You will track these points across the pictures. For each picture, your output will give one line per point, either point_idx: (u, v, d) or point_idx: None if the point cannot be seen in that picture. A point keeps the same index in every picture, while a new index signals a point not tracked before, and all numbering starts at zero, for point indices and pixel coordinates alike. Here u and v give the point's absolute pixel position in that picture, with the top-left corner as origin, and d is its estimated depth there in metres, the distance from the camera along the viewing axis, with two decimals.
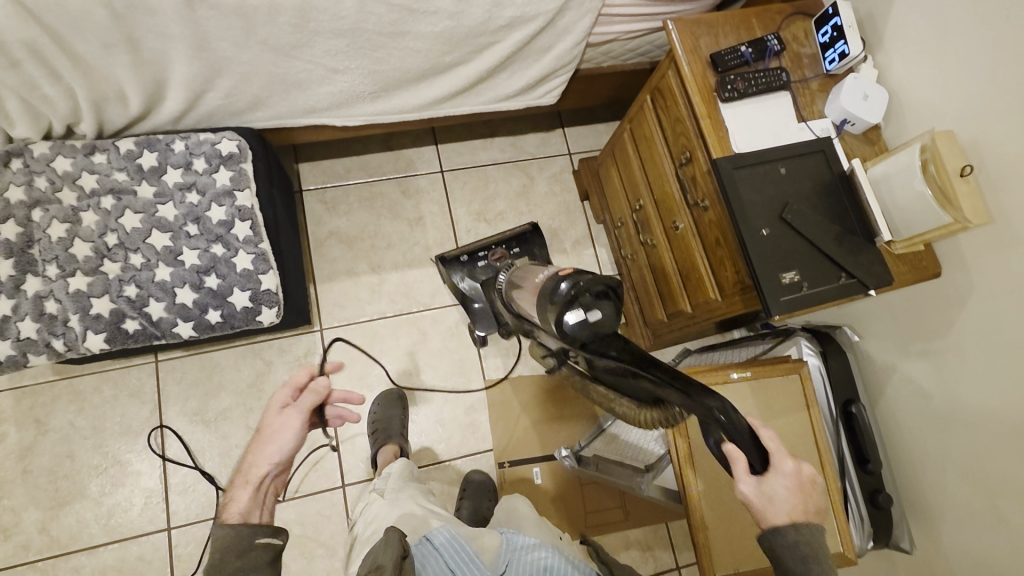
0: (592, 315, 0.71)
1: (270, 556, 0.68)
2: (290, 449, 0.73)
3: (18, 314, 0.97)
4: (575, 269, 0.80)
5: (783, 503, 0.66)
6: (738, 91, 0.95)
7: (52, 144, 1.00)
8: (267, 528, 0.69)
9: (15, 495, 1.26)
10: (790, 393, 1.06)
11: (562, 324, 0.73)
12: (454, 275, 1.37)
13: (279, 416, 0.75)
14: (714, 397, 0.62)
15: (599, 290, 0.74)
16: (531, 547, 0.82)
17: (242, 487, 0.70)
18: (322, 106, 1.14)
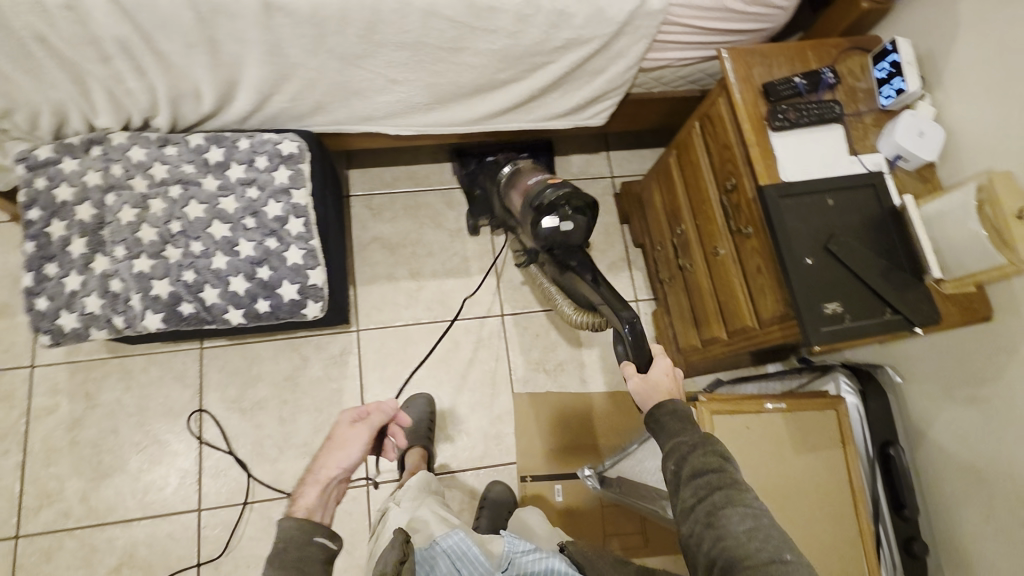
0: (564, 227, 1.03)
1: (326, 556, 0.74)
2: (355, 459, 0.82)
3: (86, 290, 1.04)
4: (564, 182, 1.08)
5: (659, 387, 0.84)
6: (790, 121, 0.96)
7: (130, 135, 1.08)
8: (325, 529, 0.75)
9: (61, 463, 1.33)
10: (826, 428, 1.04)
11: (541, 224, 1.04)
12: (469, 165, 1.54)
13: (350, 429, 0.84)
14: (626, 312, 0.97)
15: (574, 207, 1.04)
16: (532, 552, 0.80)
17: (311, 485, 0.77)
18: (379, 115, 1.19)
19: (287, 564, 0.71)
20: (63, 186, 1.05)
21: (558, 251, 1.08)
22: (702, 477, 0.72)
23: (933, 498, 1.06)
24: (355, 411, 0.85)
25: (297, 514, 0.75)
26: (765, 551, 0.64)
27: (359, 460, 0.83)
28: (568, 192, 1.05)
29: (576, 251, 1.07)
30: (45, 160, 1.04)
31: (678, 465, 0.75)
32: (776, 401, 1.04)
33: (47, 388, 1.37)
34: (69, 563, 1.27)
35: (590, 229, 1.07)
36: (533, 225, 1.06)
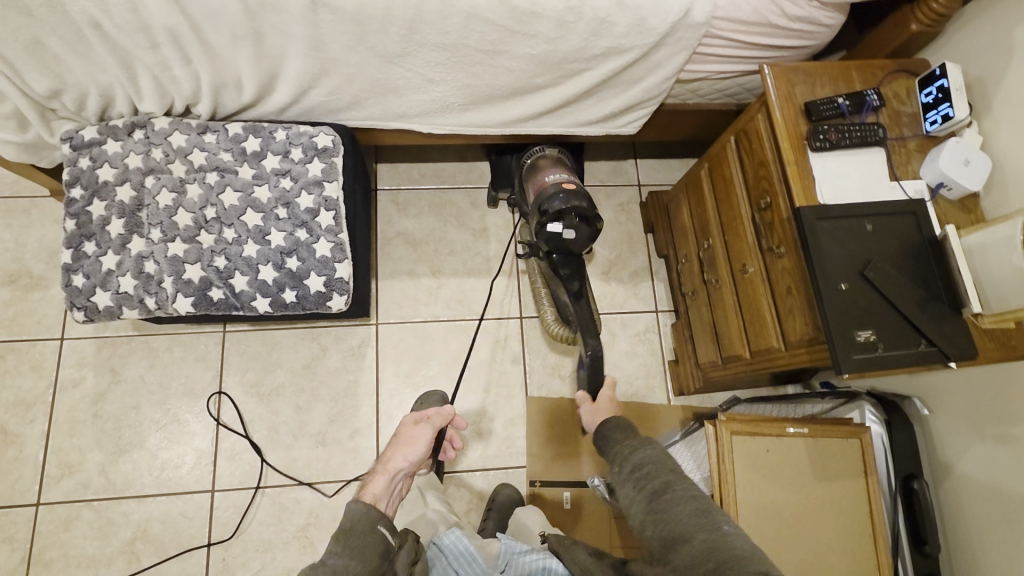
0: (567, 234, 1.19)
1: (385, 545, 0.76)
2: (420, 454, 0.96)
3: (121, 270, 1.06)
4: (576, 185, 1.20)
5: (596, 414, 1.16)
6: (831, 142, 0.94)
7: (172, 120, 1.10)
8: (388, 519, 0.79)
9: (83, 434, 1.36)
10: (848, 456, 1.02)
11: (547, 228, 1.19)
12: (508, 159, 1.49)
13: (413, 427, 1.01)
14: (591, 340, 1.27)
15: (580, 217, 1.19)
16: (527, 551, 0.87)
17: (381, 475, 0.89)
18: (414, 113, 1.20)
19: (351, 544, 0.74)
20: (105, 167, 1.07)
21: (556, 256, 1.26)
22: (644, 468, 0.83)
23: (959, 538, 1.03)
24: (418, 414, 1.04)
25: (366, 499, 0.84)
26: (713, 522, 0.72)
27: (420, 460, 0.96)
28: (578, 200, 1.18)
29: (571, 257, 1.27)
30: (90, 141, 1.07)
31: (621, 464, 0.87)
32: (798, 425, 1.03)
33: (74, 360, 1.40)
34: (86, 534, 1.30)
35: (590, 236, 1.22)
36: (540, 229, 1.20)
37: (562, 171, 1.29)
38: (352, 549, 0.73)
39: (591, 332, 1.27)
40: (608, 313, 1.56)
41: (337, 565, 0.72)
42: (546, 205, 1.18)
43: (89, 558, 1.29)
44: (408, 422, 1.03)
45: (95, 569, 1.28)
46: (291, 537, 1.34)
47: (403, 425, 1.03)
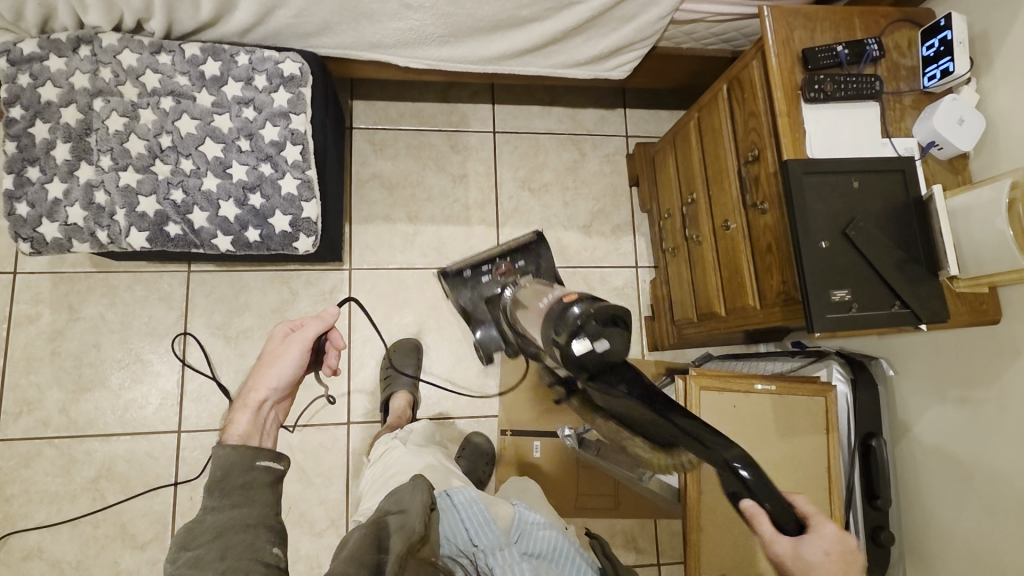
0: (604, 346, 0.64)
1: (272, 478, 0.70)
2: (286, 375, 0.81)
3: (69, 200, 0.99)
4: (580, 293, 0.75)
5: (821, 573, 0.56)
6: (825, 93, 0.89)
7: (121, 37, 1.00)
8: (270, 452, 0.71)
9: (42, 372, 1.32)
10: (812, 413, 1.03)
11: (569, 353, 0.65)
12: (460, 295, 1.37)
13: (281, 344, 0.84)
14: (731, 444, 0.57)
15: (605, 318, 0.67)
16: (541, 525, 0.81)
17: (241, 410, 0.75)
18: (390, 43, 1.11)
19: (231, 488, 0.67)
20: (48, 86, 0.98)
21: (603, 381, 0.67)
22: None
23: (913, 495, 1.06)
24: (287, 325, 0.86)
25: (230, 441, 0.71)
26: None
27: (291, 379, 0.82)
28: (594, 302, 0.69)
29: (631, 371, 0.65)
30: (29, 55, 0.97)
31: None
32: (766, 382, 1.03)
33: (29, 296, 1.34)
34: (48, 471, 1.28)
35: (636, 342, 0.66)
36: (562, 358, 0.67)
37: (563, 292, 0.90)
38: (234, 498, 0.67)
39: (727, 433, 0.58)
40: (586, 267, 1.54)
41: (219, 518, 0.65)
42: (564, 321, 0.69)
43: (51, 494, 1.27)
44: (278, 334, 0.86)
45: (59, 505, 1.27)
46: None
47: (270, 338, 0.86)
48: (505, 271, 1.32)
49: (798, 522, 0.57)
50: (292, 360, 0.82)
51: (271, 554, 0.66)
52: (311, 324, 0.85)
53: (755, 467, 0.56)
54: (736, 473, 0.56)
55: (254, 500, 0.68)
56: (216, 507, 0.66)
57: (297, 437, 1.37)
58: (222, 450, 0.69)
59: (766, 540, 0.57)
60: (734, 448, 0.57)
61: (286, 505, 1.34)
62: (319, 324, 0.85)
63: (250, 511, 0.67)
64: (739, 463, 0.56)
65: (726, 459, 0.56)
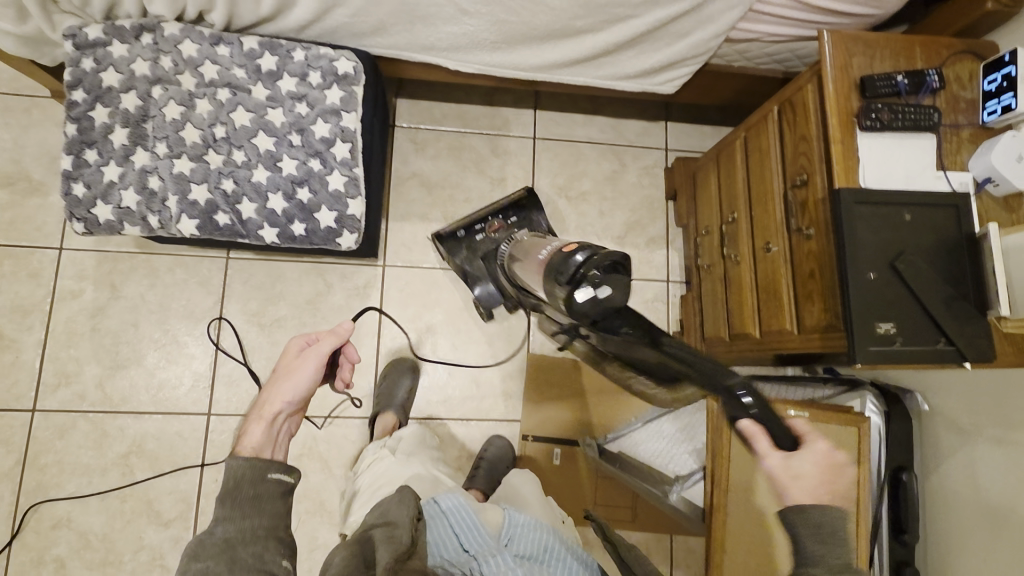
0: (603, 294, 0.73)
1: (281, 490, 0.76)
2: (302, 390, 0.88)
3: (123, 183, 1.01)
4: (580, 243, 0.81)
5: (808, 482, 0.62)
6: (882, 122, 0.88)
7: (183, 27, 1.02)
8: (280, 465, 0.77)
9: (81, 346, 1.35)
10: (845, 442, 0.99)
11: (573, 302, 0.74)
12: (455, 253, 1.36)
13: (297, 359, 0.90)
14: (733, 375, 0.64)
15: (603, 266, 0.75)
16: (531, 527, 0.85)
17: (257, 422, 0.82)
18: (442, 46, 1.12)
19: (240, 500, 0.73)
20: (110, 71, 1.00)
21: (603, 322, 0.76)
22: None
23: (943, 534, 1.04)
24: (303, 340, 0.93)
25: (244, 452, 0.77)
26: None
27: (305, 393, 0.89)
28: (595, 253, 0.77)
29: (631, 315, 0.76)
30: (94, 40, 0.99)
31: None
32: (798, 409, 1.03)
33: (74, 272, 1.38)
34: (81, 444, 1.32)
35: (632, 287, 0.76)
36: (566, 308, 0.76)
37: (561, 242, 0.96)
38: (243, 509, 0.73)
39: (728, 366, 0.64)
40: None
41: (227, 532, 0.71)
42: (566, 269, 0.77)
43: (83, 467, 1.31)
44: (293, 349, 0.93)
45: (90, 478, 1.31)
46: None
47: (284, 353, 0.92)
48: (499, 229, 1.35)
49: (793, 438, 0.61)
50: (307, 374, 0.89)
51: (279, 566, 0.72)
52: (326, 340, 0.91)
53: (757, 395, 0.62)
54: (740, 402, 0.62)
55: (263, 511, 0.74)
56: (227, 518, 0.72)
57: (323, 427, 1.39)
58: (233, 460, 0.75)
59: (761, 457, 0.62)
60: (735, 377, 0.63)
61: (306, 493, 1.36)
62: (333, 339, 0.91)
63: (259, 522, 0.73)
64: (745, 392, 0.62)
65: (726, 385, 0.63)
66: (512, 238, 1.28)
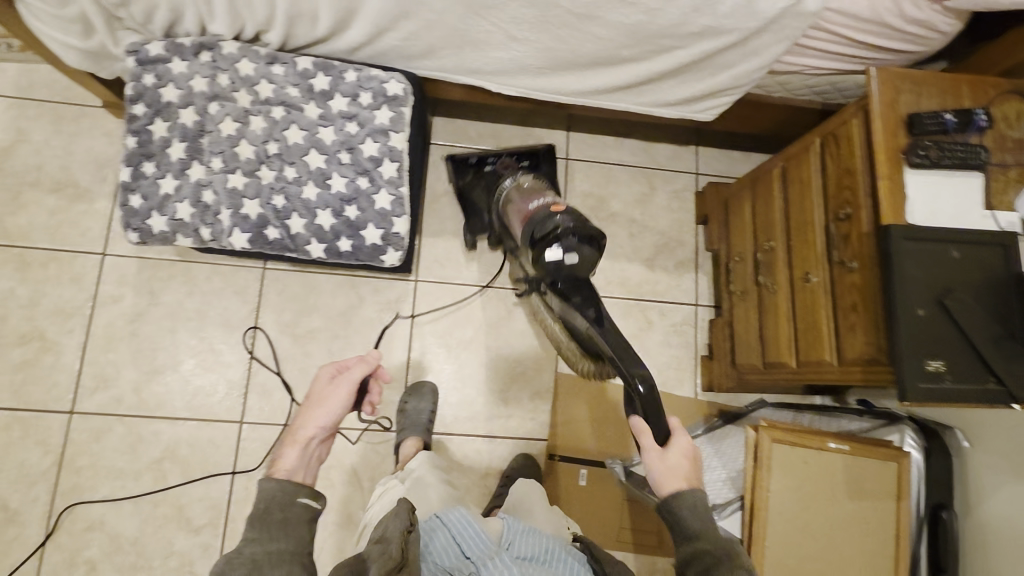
0: (569, 259, 0.99)
1: (308, 515, 0.81)
2: (334, 415, 0.89)
3: (179, 196, 1.04)
4: (566, 207, 1.04)
5: (677, 468, 0.86)
6: (930, 159, 0.89)
7: (241, 46, 1.04)
8: (308, 490, 0.82)
9: (119, 350, 1.38)
10: (882, 480, 0.99)
11: (544, 257, 0.99)
12: (463, 177, 1.47)
13: (329, 385, 0.92)
14: (642, 368, 0.93)
15: (578, 237, 1.00)
16: (531, 532, 0.85)
17: (292, 445, 0.84)
18: (489, 71, 1.14)
19: (269, 523, 0.78)
20: (170, 87, 1.03)
21: (560, 282, 1.03)
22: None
23: None
24: (334, 368, 0.94)
25: (277, 475, 0.81)
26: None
27: (338, 418, 0.90)
28: (574, 222, 1.00)
29: (583, 284, 1.03)
30: (155, 57, 1.02)
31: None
32: (840, 441, 1.00)
33: (115, 278, 1.40)
34: (116, 447, 1.34)
35: (596, 260, 1.02)
36: (536, 259, 1.01)
37: (553, 199, 1.13)
38: (271, 532, 0.78)
39: (637, 363, 0.94)
40: (647, 300, 1.55)
41: (255, 552, 0.76)
42: (545, 226, 1.01)
43: (117, 470, 1.33)
44: (324, 376, 0.94)
45: (123, 481, 1.32)
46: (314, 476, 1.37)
47: (315, 381, 0.93)
48: (510, 166, 1.45)
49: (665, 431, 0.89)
50: (340, 400, 0.90)
51: None
52: (357, 368, 0.93)
53: (649, 389, 0.90)
54: (637, 390, 0.90)
55: (288, 534, 0.78)
56: (255, 539, 0.77)
57: (353, 438, 1.41)
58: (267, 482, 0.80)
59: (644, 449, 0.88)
60: (641, 368, 0.92)
61: (334, 505, 1.37)
62: (364, 367, 0.93)
63: (285, 545, 0.77)
64: (640, 384, 0.90)
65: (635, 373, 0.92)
66: (517, 176, 1.35)
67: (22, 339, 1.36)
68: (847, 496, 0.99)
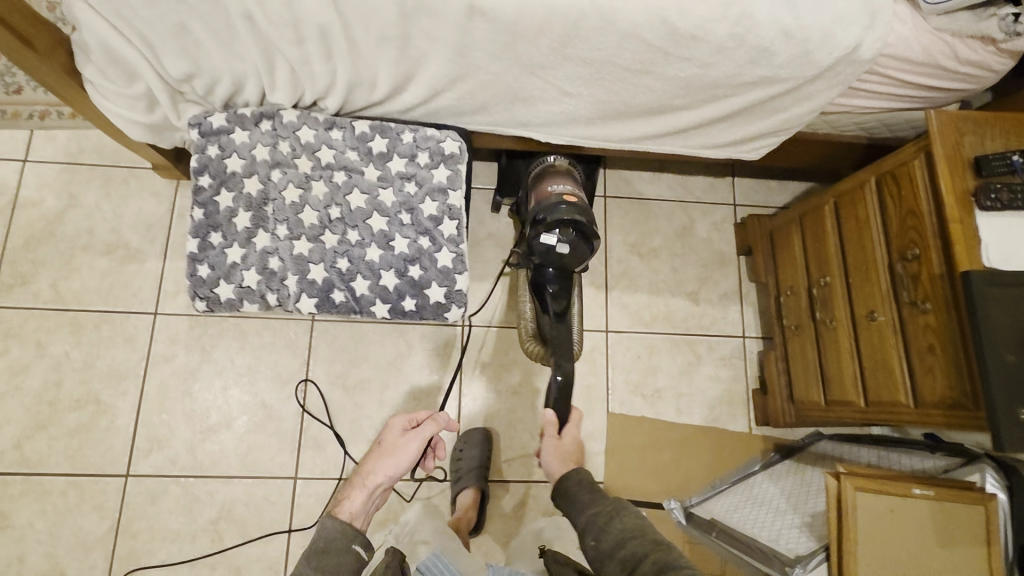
0: (560, 248, 1.17)
1: (357, 564, 0.84)
2: (403, 466, 0.98)
3: (245, 264, 1.05)
4: (576, 200, 1.20)
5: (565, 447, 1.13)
6: (1003, 203, 0.89)
7: (300, 114, 1.06)
8: (362, 538, 0.86)
9: (172, 410, 1.37)
10: (974, 526, 0.96)
11: (541, 239, 1.17)
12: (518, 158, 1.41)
13: (400, 439, 1.01)
14: (567, 363, 1.25)
15: (576, 232, 1.18)
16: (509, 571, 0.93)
17: (359, 489, 0.93)
18: (539, 123, 1.14)
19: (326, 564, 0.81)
20: (233, 157, 1.05)
21: (547, 261, 1.21)
22: (624, 545, 0.84)
23: None
24: (406, 421, 1.04)
25: (341, 517, 0.89)
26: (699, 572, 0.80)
27: (403, 470, 0.98)
28: (578, 216, 1.17)
29: (564, 273, 1.22)
30: (218, 128, 1.04)
31: (597, 539, 0.87)
32: (924, 487, 0.98)
33: (167, 337, 1.41)
34: (172, 509, 1.33)
35: (586, 253, 1.21)
36: (535, 237, 1.18)
37: (569, 185, 1.25)
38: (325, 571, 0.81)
39: (566, 357, 1.26)
40: (694, 334, 1.55)
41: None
42: (551, 214, 1.17)
43: (173, 533, 1.32)
44: (397, 428, 1.04)
45: (180, 544, 1.31)
46: (372, 530, 1.35)
47: (389, 432, 1.03)
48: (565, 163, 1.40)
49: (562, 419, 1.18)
50: (407, 455, 0.98)
51: None
52: (427, 426, 1.02)
53: (565, 378, 1.24)
54: (555, 377, 1.24)
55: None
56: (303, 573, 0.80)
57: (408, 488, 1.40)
58: (328, 520, 0.85)
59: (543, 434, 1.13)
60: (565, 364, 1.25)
61: None
62: (432, 427, 1.02)
63: None
64: (559, 374, 1.24)
65: (562, 365, 1.25)
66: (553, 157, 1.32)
67: (78, 403, 1.36)
68: (937, 543, 0.95)
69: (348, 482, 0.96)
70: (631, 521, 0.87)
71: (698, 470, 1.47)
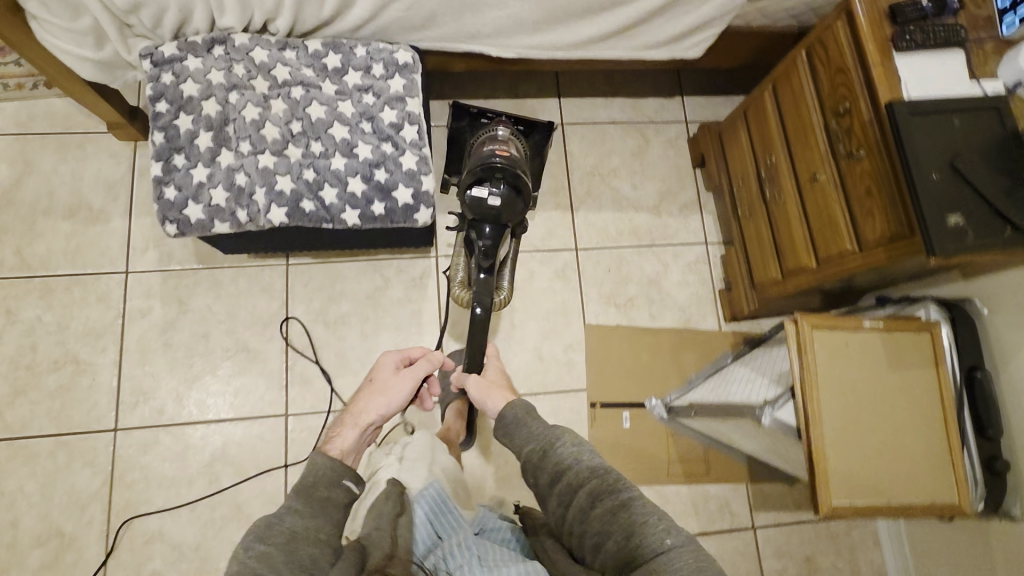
0: (492, 201, 1.11)
1: (347, 499, 0.81)
2: (395, 406, 1.00)
3: (213, 182, 1.07)
4: (510, 152, 1.14)
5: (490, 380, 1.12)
6: (916, 43, 0.97)
7: (251, 35, 1.08)
8: (354, 474, 0.82)
9: (155, 362, 1.38)
10: (920, 350, 1.06)
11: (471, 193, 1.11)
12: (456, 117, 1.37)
13: (395, 376, 1.03)
14: (487, 299, 1.18)
15: (509, 184, 1.11)
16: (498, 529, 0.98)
17: (353, 427, 0.93)
18: (488, 32, 1.19)
19: (314, 498, 0.78)
20: (189, 82, 1.06)
21: (480, 217, 1.14)
22: (564, 482, 0.79)
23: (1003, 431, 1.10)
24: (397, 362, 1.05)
25: (334, 453, 0.89)
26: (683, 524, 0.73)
27: (395, 408, 1.01)
28: (511, 169, 1.11)
29: (500, 227, 1.16)
30: (170, 57, 1.05)
31: (536, 478, 0.82)
32: (873, 320, 1.06)
33: (141, 292, 1.40)
34: (165, 457, 1.33)
35: (521, 208, 1.15)
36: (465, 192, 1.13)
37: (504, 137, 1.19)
38: (315, 506, 0.77)
39: (489, 294, 1.19)
40: (660, 245, 1.61)
41: (297, 522, 0.74)
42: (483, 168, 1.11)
43: (169, 479, 1.32)
44: (389, 365, 1.06)
45: (177, 489, 1.32)
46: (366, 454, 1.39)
47: (382, 368, 1.05)
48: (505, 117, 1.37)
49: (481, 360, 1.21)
50: (403, 392, 1.01)
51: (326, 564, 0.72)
52: (421, 365, 1.05)
53: (485, 312, 1.18)
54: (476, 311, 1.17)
55: (328, 514, 0.77)
56: (300, 510, 0.75)
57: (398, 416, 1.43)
58: (319, 457, 0.82)
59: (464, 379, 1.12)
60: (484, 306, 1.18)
61: None
62: (426, 366, 1.05)
63: (322, 524, 0.76)
64: (480, 307, 1.17)
65: (488, 303, 1.18)
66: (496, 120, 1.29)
67: (56, 364, 1.35)
68: (888, 371, 1.03)
69: (337, 421, 0.96)
70: (568, 448, 0.81)
71: (676, 369, 1.53)
